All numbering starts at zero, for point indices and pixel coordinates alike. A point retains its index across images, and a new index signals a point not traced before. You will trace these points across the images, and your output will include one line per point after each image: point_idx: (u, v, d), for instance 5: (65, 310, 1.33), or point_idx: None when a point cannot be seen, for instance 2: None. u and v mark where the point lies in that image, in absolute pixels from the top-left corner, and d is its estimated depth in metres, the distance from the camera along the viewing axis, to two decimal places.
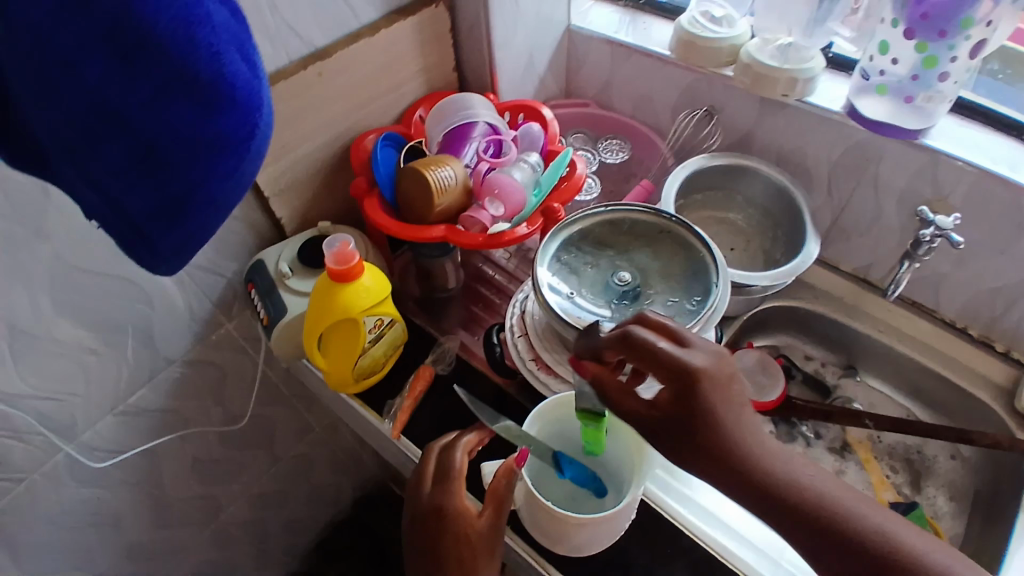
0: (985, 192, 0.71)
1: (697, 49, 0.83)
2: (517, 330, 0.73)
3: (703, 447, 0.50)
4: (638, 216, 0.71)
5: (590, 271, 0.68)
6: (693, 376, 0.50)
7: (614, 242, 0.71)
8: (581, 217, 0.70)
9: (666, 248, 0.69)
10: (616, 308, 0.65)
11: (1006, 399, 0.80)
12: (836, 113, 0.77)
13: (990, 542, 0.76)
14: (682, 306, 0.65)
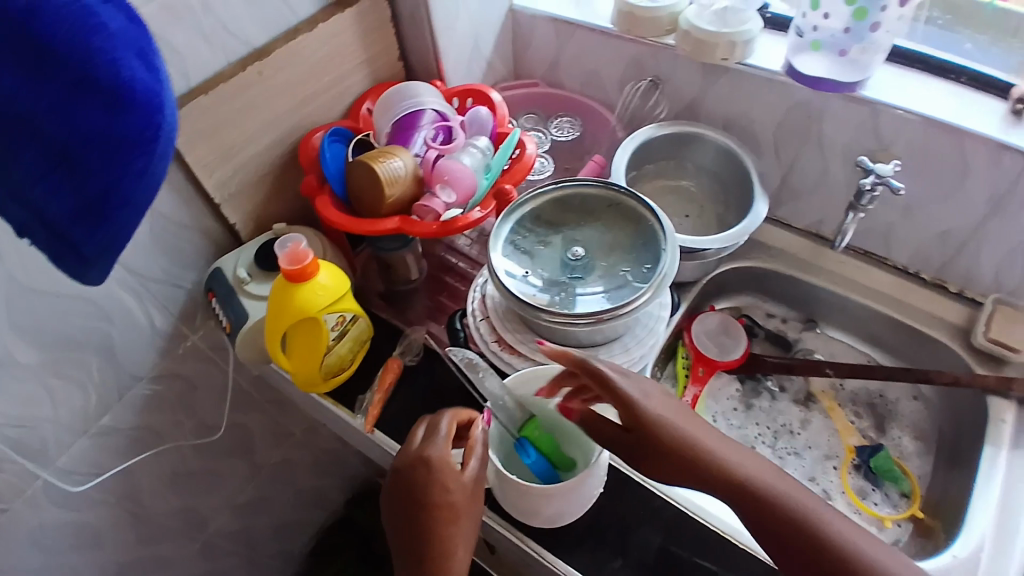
0: (929, 139, 0.74)
1: (638, 20, 0.84)
2: (479, 313, 0.72)
3: (664, 458, 0.56)
4: (588, 191, 0.70)
5: (543, 249, 0.68)
6: (636, 404, 0.57)
7: (565, 221, 0.70)
8: (531, 196, 0.70)
9: (617, 221, 0.69)
10: (570, 284, 0.66)
11: (963, 337, 0.84)
12: (779, 75, 0.78)
13: (957, 476, 0.79)
14: (634, 274, 0.65)
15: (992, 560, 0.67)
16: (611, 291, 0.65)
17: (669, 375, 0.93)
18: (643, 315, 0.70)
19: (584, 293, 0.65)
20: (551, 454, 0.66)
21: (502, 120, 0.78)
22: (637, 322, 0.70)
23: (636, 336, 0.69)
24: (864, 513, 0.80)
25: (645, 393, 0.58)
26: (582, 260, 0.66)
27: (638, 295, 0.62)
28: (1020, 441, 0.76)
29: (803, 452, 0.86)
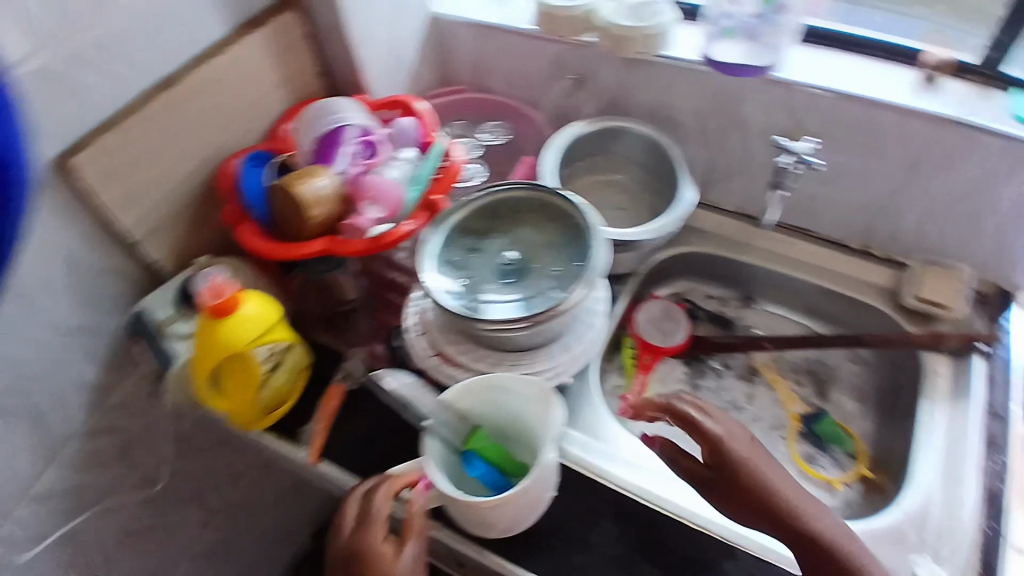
0: (841, 113, 0.77)
1: (557, 20, 0.84)
2: (414, 329, 0.70)
3: (734, 488, 0.64)
4: (515, 195, 0.72)
5: (475, 257, 0.70)
6: (717, 441, 0.66)
7: (494, 226, 0.72)
8: (458, 206, 0.71)
9: (545, 221, 0.71)
10: (503, 288, 0.67)
11: (890, 299, 0.88)
12: (700, 65, 0.80)
13: (898, 431, 0.83)
14: (565, 273, 0.67)
15: (943, 511, 0.71)
16: (544, 291, 0.66)
17: (617, 365, 0.96)
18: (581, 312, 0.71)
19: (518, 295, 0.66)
20: (501, 465, 0.62)
21: (428, 129, 0.77)
22: (576, 320, 0.71)
23: (576, 333, 0.71)
24: (814, 478, 0.84)
25: (731, 435, 0.66)
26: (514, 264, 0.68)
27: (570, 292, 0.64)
28: (956, 392, 0.80)
29: (751, 426, 0.90)
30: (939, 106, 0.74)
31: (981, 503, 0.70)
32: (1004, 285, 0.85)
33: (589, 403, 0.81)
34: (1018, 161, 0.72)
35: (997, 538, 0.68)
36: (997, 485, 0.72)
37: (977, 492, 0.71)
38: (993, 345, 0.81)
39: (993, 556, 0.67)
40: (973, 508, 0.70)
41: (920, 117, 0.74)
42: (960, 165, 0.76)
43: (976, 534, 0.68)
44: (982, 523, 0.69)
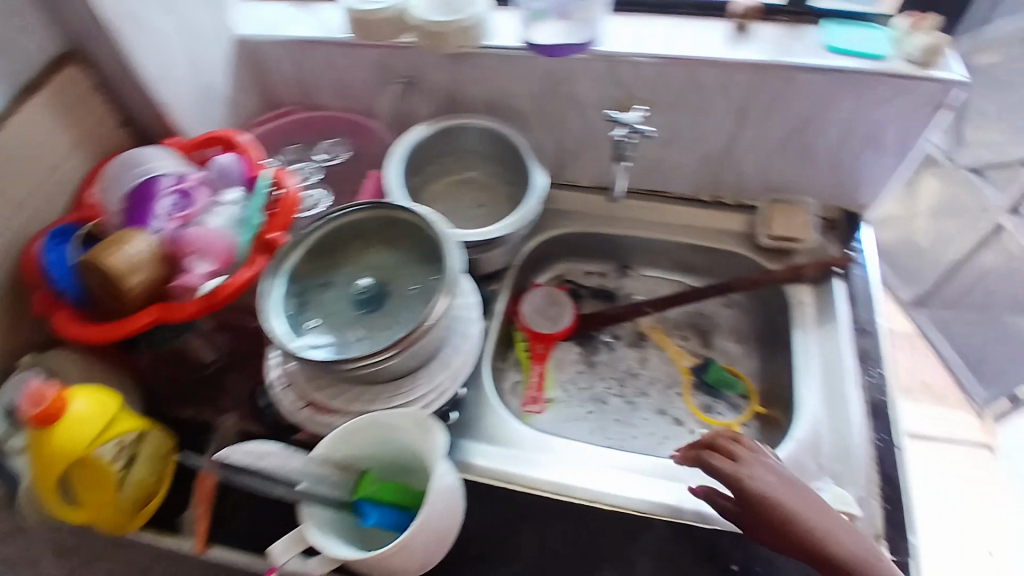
0: (664, 75, 0.78)
1: (371, 24, 0.80)
2: (279, 382, 0.67)
3: (759, 525, 0.61)
4: (359, 218, 0.69)
5: (326, 294, 0.67)
6: (740, 481, 0.63)
7: (342, 255, 0.69)
8: (300, 242, 0.67)
9: (395, 240, 0.69)
10: (362, 319, 0.65)
11: (750, 242, 0.91)
12: (524, 51, 0.79)
13: (778, 365, 0.87)
14: (423, 288, 0.65)
15: (831, 434, 0.74)
16: (405, 312, 0.64)
17: (514, 361, 0.95)
18: (454, 325, 0.70)
19: (380, 322, 0.64)
20: (397, 503, 0.60)
21: (255, 159, 0.73)
22: (450, 333, 0.69)
23: (452, 347, 0.69)
24: (712, 425, 0.87)
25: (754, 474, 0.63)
26: (369, 291, 0.65)
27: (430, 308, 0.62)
28: (822, 317, 0.83)
29: (648, 390, 0.92)
30: (752, 52, 0.76)
31: (868, 418, 0.74)
32: (851, 208, 0.90)
33: (486, 409, 0.81)
34: (835, 88, 0.76)
35: (892, 450, 0.71)
36: (880, 398, 0.75)
37: (861, 408, 0.74)
38: (849, 267, 0.85)
39: (886, 467, 0.71)
40: (860, 428, 0.73)
41: (735, 66, 0.76)
42: (783, 105, 0.79)
43: (869, 450, 0.72)
44: (874, 436, 0.73)
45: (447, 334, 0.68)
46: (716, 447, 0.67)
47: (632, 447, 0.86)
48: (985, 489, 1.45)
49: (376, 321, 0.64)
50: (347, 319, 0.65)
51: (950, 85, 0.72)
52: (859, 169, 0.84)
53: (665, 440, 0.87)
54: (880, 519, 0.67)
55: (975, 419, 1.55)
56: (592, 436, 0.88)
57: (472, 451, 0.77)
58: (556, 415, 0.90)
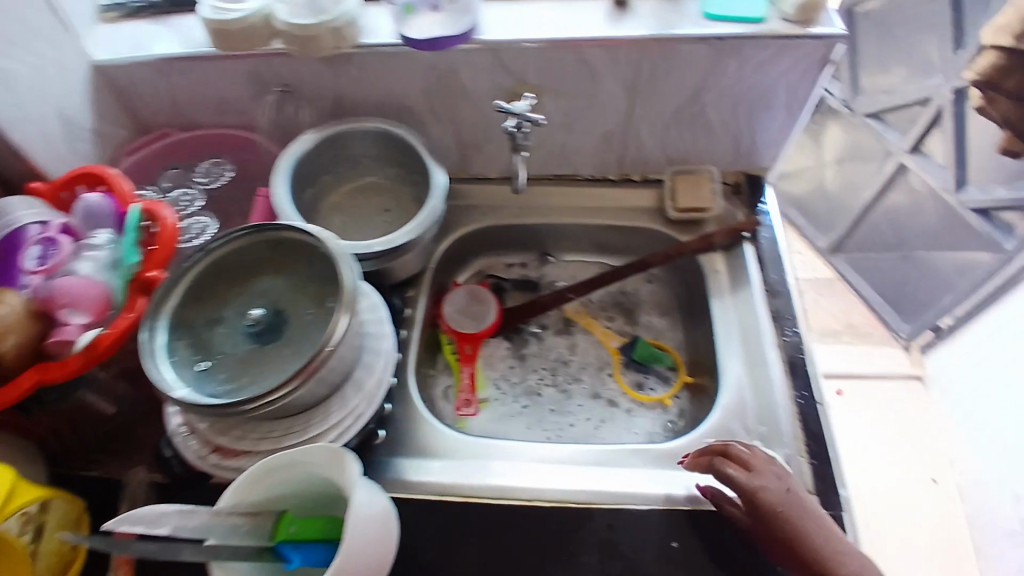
0: (551, 58, 0.76)
1: (234, 36, 0.77)
2: (182, 429, 0.68)
3: (769, 537, 0.63)
4: (238, 245, 0.67)
5: (217, 332, 0.65)
6: (755, 493, 0.65)
7: (228, 288, 0.67)
8: (179, 280, 0.64)
9: (283, 263, 0.67)
10: (257, 353, 0.63)
11: (661, 217, 0.91)
12: (401, 46, 0.76)
13: (701, 334, 0.88)
14: (320, 312, 0.64)
15: (755, 398, 0.75)
16: (303, 341, 0.63)
17: (445, 366, 0.92)
18: (366, 341, 0.68)
19: (280, 354, 0.63)
20: (321, 539, 0.58)
21: (128, 194, 0.69)
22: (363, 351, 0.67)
23: (366, 366, 0.67)
24: (645, 403, 0.87)
25: (766, 486, 0.65)
26: (262, 322, 0.63)
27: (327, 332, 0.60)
28: (736, 282, 0.84)
29: (580, 375, 0.90)
30: (634, 27, 0.75)
31: (788, 376, 0.75)
32: (753, 170, 0.91)
33: (414, 421, 0.78)
34: (720, 55, 0.75)
35: (813, 405, 0.73)
36: (798, 356, 0.77)
37: (781, 369, 0.75)
38: (756, 230, 0.86)
39: (808, 424, 0.72)
40: (782, 388, 0.74)
41: (618, 42, 0.74)
42: (671, 75, 0.78)
43: (792, 408, 0.73)
44: (794, 394, 0.74)
45: (360, 352, 0.67)
46: (731, 457, 0.68)
47: (569, 438, 0.85)
48: (916, 419, 1.52)
49: (274, 355, 0.63)
50: (245, 355, 0.63)
51: (830, 39, 0.73)
52: (754, 132, 0.85)
53: (601, 424, 0.85)
54: (809, 474, 0.68)
55: (902, 353, 1.61)
56: (530, 431, 0.86)
57: (403, 467, 0.74)
58: (490, 415, 0.88)
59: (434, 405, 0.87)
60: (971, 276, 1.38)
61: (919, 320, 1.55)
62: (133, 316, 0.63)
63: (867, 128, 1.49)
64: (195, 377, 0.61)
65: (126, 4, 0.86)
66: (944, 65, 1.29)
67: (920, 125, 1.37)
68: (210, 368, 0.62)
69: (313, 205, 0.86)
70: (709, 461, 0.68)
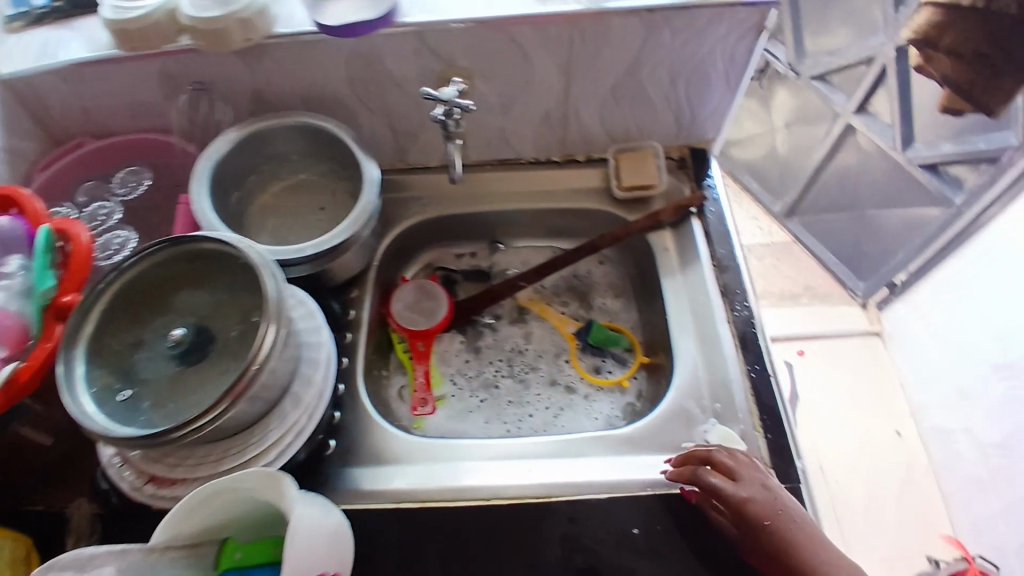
0: (479, 39, 0.73)
1: (137, 35, 0.72)
2: (116, 459, 0.66)
3: (756, 549, 0.61)
4: (155, 263, 0.63)
5: (138, 356, 0.62)
6: (742, 504, 0.62)
7: (149, 308, 0.64)
8: (93, 305, 0.61)
9: (206, 278, 0.65)
10: (185, 375, 0.61)
11: (608, 196, 0.89)
12: (317, 33, 0.71)
13: (655, 313, 0.86)
14: (248, 327, 0.62)
15: (709, 375, 0.74)
16: (233, 359, 0.61)
17: (398, 365, 0.88)
18: (302, 351, 0.65)
19: (208, 376, 0.61)
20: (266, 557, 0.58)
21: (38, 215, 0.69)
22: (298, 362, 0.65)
23: (304, 379, 0.65)
24: (603, 387, 0.85)
25: (753, 495, 0.62)
26: (185, 342, 0.61)
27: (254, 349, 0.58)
28: (685, 260, 0.83)
29: (537, 363, 0.88)
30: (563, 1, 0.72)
31: (740, 351, 0.74)
32: (697, 144, 0.90)
33: (366, 427, 0.75)
34: (652, 26, 0.72)
35: (766, 378, 0.73)
36: (750, 330, 0.76)
37: (733, 344, 0.75)
38: (703, 205, 0.85)
39: (763, 398, 0.72)
40: (735, 363, 0.73)
41: (546, 19, 0.71)
42: (604, 49, 0.75)
43: (746, 383, 0.72)
44: (747, 368, 0.73)
45: (295, 365, 0.64)
46: (714, 464, 0.65)
47: (529, 430, 0.82)
48: (876, 375, 1.54)
49: (204, 376, 0.61)
50: (171, 379, 0.61)
51: (763, 4, 0.70)
52: (695, 104, 0.83)
53: (561, 413, 0.83)
54: (765, 448, 0.68)
55: (859, 311, 1.63)
56: (488, 425, 0.83)
57: (357, 475, 0.72)
58: (447, 412, 0.84)
59: (388, 406, 0.84)
60: (922, 231, 1.39)
61: (874, 278, 1.58)
62: (52, 343, 0.63)
63: (814, 92, 1.47)
64: (118, 407, 0.58)
65: (27, 10, 0.80)
66: (885, 26, 1.25)
67: (864, 85, 1.36)
68: (133, 396, 0.59)
69: (241, 209, 0.82)
70: (693, 471, 0.65)
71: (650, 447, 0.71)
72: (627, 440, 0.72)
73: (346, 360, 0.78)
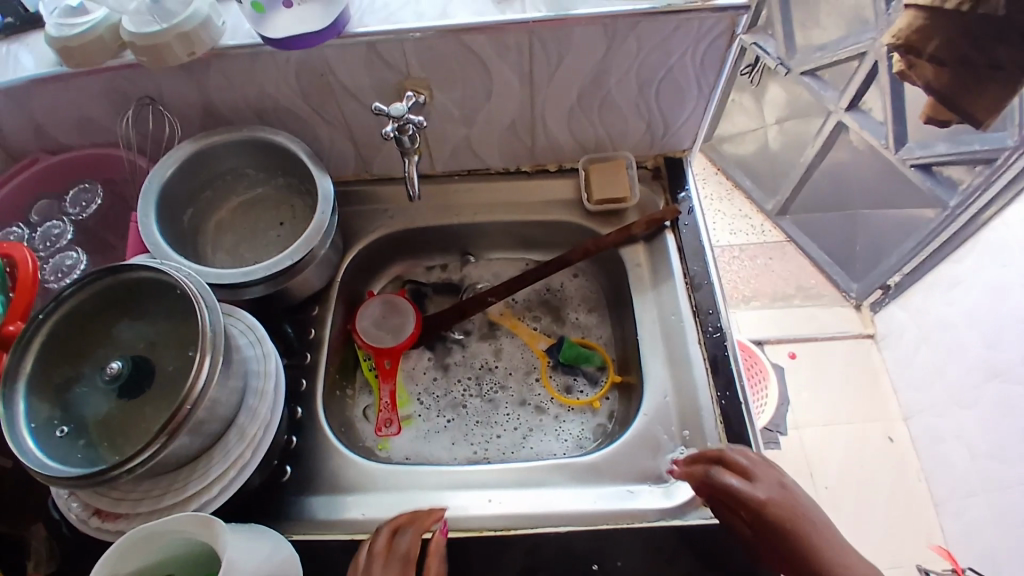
0: (434, 49, 0.70)
1: (79, 52, 0.68)
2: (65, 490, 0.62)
3: (779, 555, 0.57)
4: (95, 289, 0.61)
5: (77, 390, 0.59)
6: (761, 504, 0.58)
7: (88, 337, 0.61)
8: (31, 337, 0.58)
9: (149, 305, 0.62)
10: (124, 409, 0.58)
11: (580, 207, 0.86)
12: (263, 45, 0.68)
13: (628, 330, 0.83)
14: (189, 357, 0.59)
15: (678, 401, 0.72)
16: (174, 389, 0.58)
17: (364, 384, 0.85)
18: (247, 380, 0.64)
19: (150, 408, 0.58)
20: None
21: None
22: (244, 393, 0.63)
23: (250, 410, 0.63)
24: (573, 407, 0.82)
25: (771, 494, 0.59)
26: (124, 374, 0.58)
27: (193, 374, 0.55)
28: (657, 277, 0.80)
29: (506, 382, 0.85)
30: (522, 10, 0.68)
31: (710, 375, 0.72)
32: (671, 153, 0.86)
33: (323, 452, 0.72)
34: (616, 33, 0.69)
35: (735, 405, 0.70)
36: (721, 353, 0.73)
37: (704, 368, 0.72)
38: (676, 218, 0.82)
39: (732, 426, 0.69)
40: (705, 389, 0.71)
41: (504, 28, 0.68)
42: (567, 58, 0.72)
43: (716, 410, 0.70)
44: (717, 395, 0.71)
45: (240, 395, 0.62)
46: (729, 466, 0.63)
47: (496, 452, 0.80)
48: (868, 379, 1.51)
49: (144, 409, 0.58)
50: (112, 412, 0.58)
51: (732, 10, 0.66)
52: (666, 113, 0.80)
53: (529, 434, 0.81)
54: None
55: (852, 312, 1.60)
56: (455, 448, 0.80)
57: (314, 504, 0.69)
58: (413, 433, 0.82)
59: (354, 428, 0.81)
60: (917, 231, 1.36)
61: (868, 279, 1.54)
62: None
63: (805, 87, 1.42)
64: (56, 445, 0.56)
65: None
66: (876, 19, 1.20)
67: (854, 81, 1.30)
68: (73, 432, 0.57)
69: (196, 227, 0.79)
70: (708, 471, 0.63)
71: (613, 475, 0.69)
72: (591, 466, 0.70)
73: (305, 382, 0.76)
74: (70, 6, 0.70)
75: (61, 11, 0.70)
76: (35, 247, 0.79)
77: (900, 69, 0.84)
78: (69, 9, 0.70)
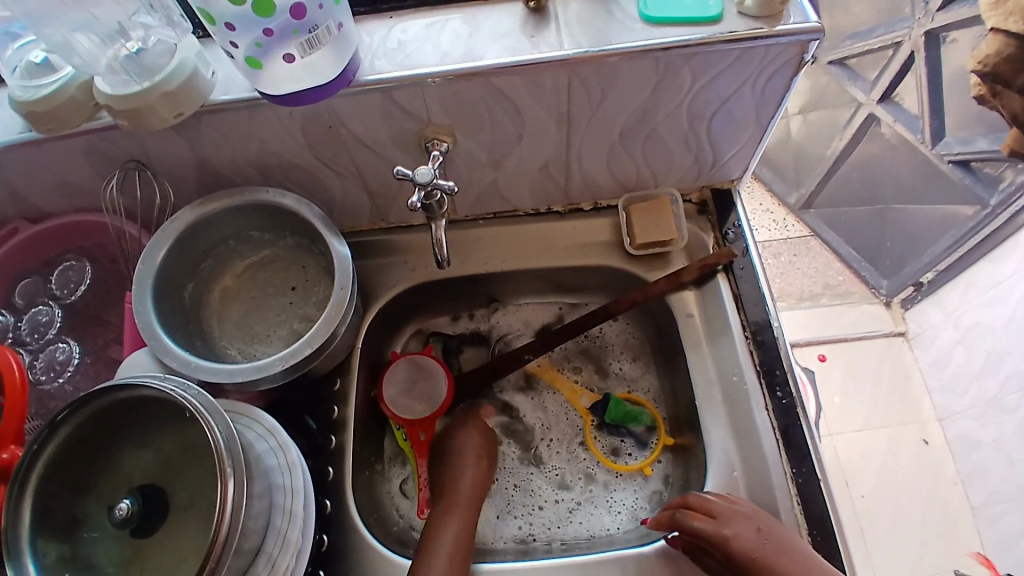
0: (462, 94, 0.61)
1: (47, 116, 0.58)
2: None
3: None
4: (92, 409, 0.52)
5: (84, 536, 0.51)
6: (725, 540, 0.58)
7: (88, 469, 0.53)
8: (23, 479, 0.49)
9: (157, 426, 0.55)
10: (146, 553, 0.51)
11: (620, 250, 0.78)
12: (262, 100, 0.58)
13: (679, 383, 0.76)
14: (212, 483, 0.53)
15: (746, 476, 0.66)
16: (198, 523, 0.51)
17: (395, 454, 0.78)
18: (273, 498, 0.56)
19: (173, 549, 0.51)
20: None
21: None
22: (270, 513, 0.55)
23: (277, 534, 0.55)
24: (623, 473, 0.76)
25: (735, 529, 0.59)
26: (136, 513, 0.50)
27: (219, 508, 0.48)
28: (712, 329, 0.73)
29: (549, 447, 0.78)
30: (559, 45, 0.59)
31: (782, 448, 0.66)
32: (718, 184, 0.78)
33: (357, 553, 0.65)
34: (668, 67, 0.60)
35: (813, 483, 0.64)
36: (793, 420, 0.67)
37: (775, 439, 0.66)
38: (730, 261, 0.74)
39: (810, 505, 0.64)
40: (777, 463, 0.65)
41: (538, 69, 0.59)
42: (610, 97, 0.63)
43: (790, 487, 0.64)
44: (790, 471, 0.65)
45: (268, 517, 0.55)
46: (694, 507, 0.62)
47: (541, 529, 0.73)
48: (901, 380, 1.45)
49: (169, 551, 0.51)
50: (132, 559, 0.51)
51: (804, 38, 0.57)
52: (717, 146, 0.71)
53: (575, 508, 0.74)
54: None
55: (882, 309, 1.53)
56: (500, 522, 0.73)
57: None
58: None
59: (387, 508, 0.74)
60: (952, 229, 1.29)
61: (899, 277, 1.47)
62: None
63: (834, 77, 1.35)
64: None
65: None
66: (913, 8, 1.12)
67: (888, 71, 1.23)
68: None
69: (198, 301, 0.71)
70: (669, 512, 0.62)
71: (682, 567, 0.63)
72: (662, 552, 0.64)
73: (331, 470, 0.68)
74: (32, 62, 0.59)
75: (23, 69, 0.59)
76: (23, 339, 0.70)
77: (981, 92, 0.93)
78: (31, 65, 0.59)
